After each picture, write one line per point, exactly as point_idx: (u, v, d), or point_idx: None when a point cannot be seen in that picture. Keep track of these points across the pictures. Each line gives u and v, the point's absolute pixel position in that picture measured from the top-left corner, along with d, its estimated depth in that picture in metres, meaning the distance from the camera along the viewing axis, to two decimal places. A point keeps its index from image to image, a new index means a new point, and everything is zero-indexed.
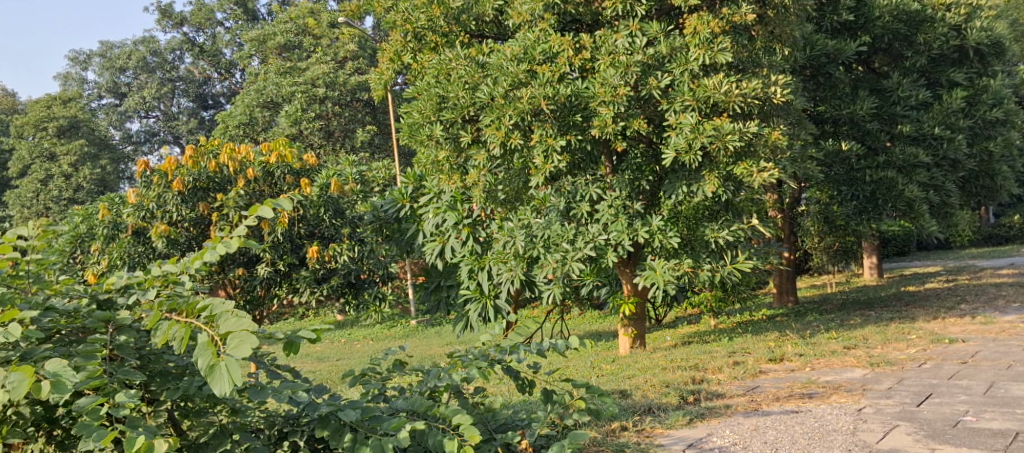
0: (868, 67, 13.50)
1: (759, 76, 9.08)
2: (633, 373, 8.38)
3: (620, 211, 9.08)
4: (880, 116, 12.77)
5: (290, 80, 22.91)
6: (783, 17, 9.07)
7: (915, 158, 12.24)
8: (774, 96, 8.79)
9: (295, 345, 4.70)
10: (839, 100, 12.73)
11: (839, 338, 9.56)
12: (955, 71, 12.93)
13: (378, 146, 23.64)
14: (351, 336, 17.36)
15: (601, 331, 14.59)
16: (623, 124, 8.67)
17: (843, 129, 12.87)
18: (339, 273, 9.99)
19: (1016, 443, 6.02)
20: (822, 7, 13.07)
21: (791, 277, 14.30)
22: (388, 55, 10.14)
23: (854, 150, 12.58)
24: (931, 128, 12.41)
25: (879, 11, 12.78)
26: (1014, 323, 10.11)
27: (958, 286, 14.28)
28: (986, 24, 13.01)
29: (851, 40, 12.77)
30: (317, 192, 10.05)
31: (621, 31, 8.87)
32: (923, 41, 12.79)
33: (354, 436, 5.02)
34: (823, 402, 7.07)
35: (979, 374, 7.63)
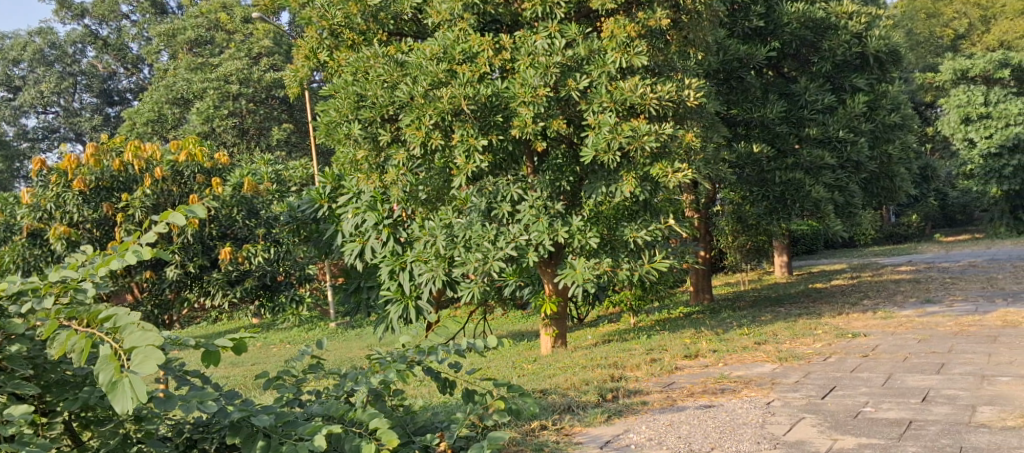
0: (778, 72, 13.97)
1: (675, 79, 9.31)
2: (554, 372, 8.46)
3: (541, 211, 9.17)
4: (788, 119, 13.13)
5: (201, 76, 22.19)
6: (697, 23, 9.28)
7: (821, 160, 12.70)
8: (688, 99, 9.01)
9: (213, 356, 4.88)
10: (749, 104, 13.18)
11: (750, 334, 9.89)
12: (856, 77, 13.27)
13: (295, 144, 23.15)
14: (268, 340, 16.91)
15: (523, 330, 14.68)
16: (543, 124, 8.76)
17: (755, 132, 13.33)
18: (253, 274, 9.25)
19: (909, 431, 6.34)
20: (736, 11, 13.45)
21: (707, 276, 14.63)
22: (304, 52, 10.00)
23: (765, 153, 12.90)
24: (835, 131, 12.88)
25: (788, 18, 13.24)
26: (909, 318, 10.63)
27: (860, 283, 14.90)
28: (884, 33, 13.62)
29: (761, 46, 13.21)
30: (229, 192, 9.50)
31: (540, 33, 8.96)
32: (828, 48, 13.23)
33: (267, 442, 5.01)
34: (734, 396, 7.29)
35: (878, 367, 8.00)
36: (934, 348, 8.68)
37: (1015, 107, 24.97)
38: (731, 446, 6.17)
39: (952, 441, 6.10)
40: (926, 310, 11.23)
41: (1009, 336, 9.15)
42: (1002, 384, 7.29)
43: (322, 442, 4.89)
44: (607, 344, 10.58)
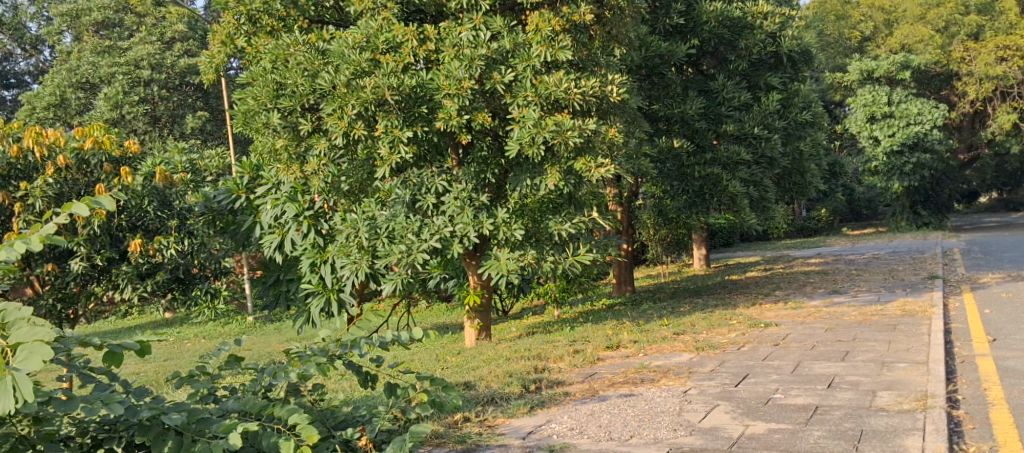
0: (697, 69, 14.13)
1: (598, 74, 9.73)
2: (477, 363, 8.51)
3: (466, 203, 9.38)
4: (707, 115, 13.41)
5: (108, 60, 21.42)
6: (619, 18, 9.83)
7: (737, 156, 12.97)
8: (611, 95, 9.41)
9: (116, 355, 4.66)
10: (671, 100, 13.35)
11: (669, 324, 10.35)
12: (771, 75, 13.66)
13: (211, 133, 22.30)
14: (182, 335, 16.43)
15: (448, 323, 14.77)
16: (468, 117, 9.10)
17: (675, 127, 13.44)
18: (165, 267, 9.27)
19: (815, 416, 6.60)
20: (656, 10, 13.61)
21: (629, 268, 14.93)
22: (220, 38, 10.00)
23: (684, 147, 13.19)
24: (751, 127, 13.17)
25: (707, 16, 13.43)
26: (817, 308, 11.25)
27: (772, 276, 15.63)
28: (796, 33, 13.89)
29: (682, 43, 13.48)
30: (139, 182, 9.33)
31: (465, 25, 9.25)
32: (744, 47, 13.57)
33: (178, 440, 4.81)
34: (653, 385, 7.47)
35: (788, 355, 8.39)
36: (840, 337, 9.20)
37: (916, 108, 26.84)
38: (650, 434, 6.30)
39: (853, 425, 6.37)
40: (833, 300, 11.92)
41: (907, 325, 9.71)
42: (900, 370, 7.69)
43: (236, 440, 4.70)
44: (529, 336, 10.61)
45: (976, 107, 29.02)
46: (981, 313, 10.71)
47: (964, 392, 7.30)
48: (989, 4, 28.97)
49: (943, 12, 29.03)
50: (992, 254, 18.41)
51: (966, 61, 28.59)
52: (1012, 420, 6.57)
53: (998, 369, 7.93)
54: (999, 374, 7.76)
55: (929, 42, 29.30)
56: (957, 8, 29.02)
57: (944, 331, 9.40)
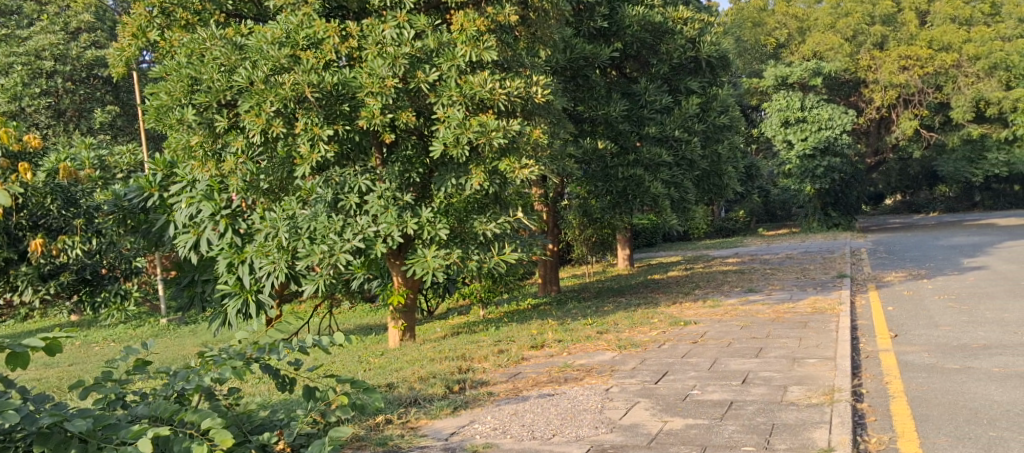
0: (620, 73, 14.20)
1: (523, 75, 9.71)
2: (400, 365, 8.40)
3: (390, 203, 9.29)
4: (630, 117, 13.48)
5: (6, 49, 20.50)
6: (544, 20, 9.96)
7: (659, 158, 13.11)
8: (536, 96, 9.43)
9: (18, 356, 4.49)
10: (595, 102, 13.42)
11: (593, 323, 10.42)
12: (691, 80, 13.85)
13: (121, 128, 21.66)
14: (91, 338, 15.91)
15: (371, 325, 14.66)
16: (391, 115, 9.01)
17: (599, 128, 13.53)
18: (72, 268, 7.15)
19: (731, 411, 6.68)
20: (580, 11, 13.52)
21: (555, 267, 14.95)
22: (130, 30, 9.65)
23: (608, 149, 13.27)
24: (672, 130, 13.33)
25: (629, 20, 13.48)
26: (735, 306, 11.46)
27: (693, 275, 15.90)
28: (715, 39, 14.05)
29: (605, 46, 13.44)
30: (40, 177, 7.33)
31: (389, 22, 9.17)
32: (665, 51, 13.67)
33: (83, 447, 4.65)
34: (576, 384, 7.48)
35: (706, 352, 8.51)
36: (754, 334, 9.39)
37: (826, 114, 27.44)
38: (572, 432, 6.30)
39: (766, 419, 6.48)
40: (750, 299, 12.14)
41: (817, 322, 9.98)
42: (810, 365, 7.86)
43: (145, 446, 4.56)
44: (455, 337, 10.55)
45: (882, 113, 30.76)
46: (886, 310, 11.08)
47: (869, 385, 7.50)
48: (891, 15, 30.03)
49: (850, 22, 29.66)
50: (897, 253, 19.17)
51: (872, 69, 29.83)
52: (910, 411, 6.79)
53: (900, 363, 8.18)
54: (900, 367, 8.01)
55: (839, 50, 29.85)
56: (863, 18, 29.73)
57: (851, 327, 9.66)
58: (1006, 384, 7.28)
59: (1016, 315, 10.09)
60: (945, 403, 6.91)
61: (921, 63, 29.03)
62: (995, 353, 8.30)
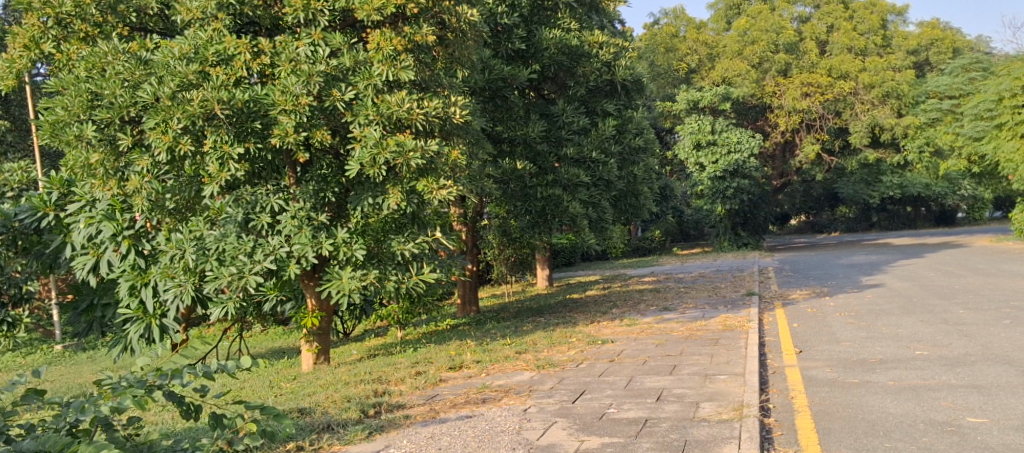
0: (539, 94, 14.27)
1: (440, 96, 9.69)
2: (314, 390, 8.21)
3: (304, 223, 9.16)
4: (548, 138, 13.55)
5: None
6: (461, 41, 9.95)
7: (577, 178, 13.18)
8: (454, 116, 9.44)
9: None
10: (514, 122, 13.46)
11: (512, 343, 10.36)
12: (608, 102, 13.97)
13: (13, 144, 20.86)
14: None
15: (283, 348, 14.33)
16: (305, 134, 8.92)
17: (518, 149, 13.53)
18: None
19: (645, 429, 6.71)
20: (498, 33, 13.66)
21: (474, 288, 14.90)
22: (22, 42, 9.35)
23: (528, 170, 13.30)
24: (590, 151, 13.41)
25: (546, 42, 13.56)
26: (650, 324, 11.57)
27: (611, 294, 16.02)
28: (629, 63, 14.18)
29: (523, 68, 13.52)
30: None
31: (303, 39, 9.10)
32: (582, 74, 13.78)
33: None
34: (494, 405, 7.42)
35: (622, 371, 8.56)
36: (668, 351, 9.50)
37: (735, 137, 28.04)
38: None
39: (678, 435, 6.53)
40: (665, 317, 12.27)
41: (727, 339, 10.13)
42: (721, 382, 7.95)
43: None
44: (371, 359, 10.39)
45: (786, 137, 31.87)
46: (792, 326, 11.32)
47: (775, 401, 7.62)
48: (795, 43, 31.01)
49: (757, 50, 30.45)
50: (802, 271, 19.76)
51: (776, 95, 30.85)
52: (814, 425, 6.92)
53: (804, 378, 8.35)
54: (804, 382, 8.17)
55: (746, 76, 30.37)
56: (768, 46, 30.59)
57: (759, 344, 9.85)
58: (901, 396, 7.49)
59: (910, 330, 10.43)
60: (844, 416, 7.07)
61: (822, 90, 30.00)
62: (890, 367, 8.55)
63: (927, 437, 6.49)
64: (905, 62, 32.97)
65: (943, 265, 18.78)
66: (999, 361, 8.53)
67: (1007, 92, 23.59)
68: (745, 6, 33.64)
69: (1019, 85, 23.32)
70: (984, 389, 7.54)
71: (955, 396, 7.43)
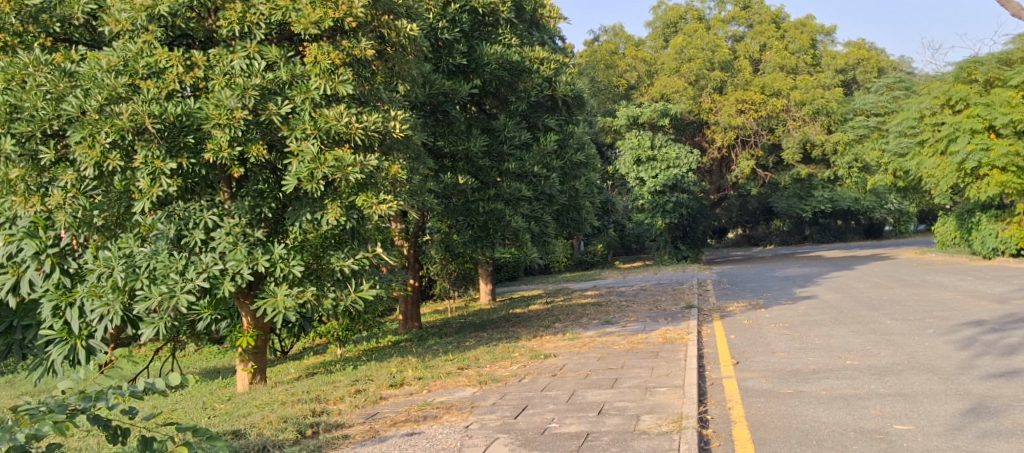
0: (480, 109, 14.29)
1: (380, 110, 9.64)
2: (249, 411, 8.03)
3: (239, 239, 9.01)
4: (490, 153, 13.55)
5: None
6: (401, 55, 9.96)
7: (519, 193, 13.20)
8: (394, 131, 9.42)
9: None
10: (455, 136, 13.43)
11: (454, 359, 10.30)
12: (549, 117, 14.02)
13: None
14: None
15: (218, 368, 14.03)
16: (240, 149, 8.75)
17: (460, 164, 13.53)
18: None
19: (586, 443, 6.70)
20: (439, 48, 13.62)
21: (415, 304, 14.81)
22: None
23: (469, 184, 13.27)
24: (532, 166, 13.43)
25: (488, 58, 13.52)
26: (593, 338, 11.60)
27: (554, 308, 16.05)
28: (569, 79, 14.26)
29: (465, 82, 13.50)
30: None
31: (238, 52, 9.02)
32: (523, 89, 13.79)
33: None
34: (435, 423, 7.36)
35: (564, 385, 8.56)
36: (610, 364, 9.53)
37: (674, 152, 28.44)
38: None
39: (620, 449, 6.54)
40: (607, 330, 12.33)
41: (669, 351, 10.22)
42: (661, 394, 8.00)
43: None
44: (309, 378, 10.23)
45: (722, 153, 32.29)
46: (730, 338, 11.46)
47: (713, 412, 7.69)
48: (729, 61, 31.70)
49: (693, 68, 30.96)
50: (739, 283, 20.08)
51: (712, 111, 31.21)
52: (750, 435, 6.99)
53: (740, 389, 8.44)
54: (740, 393, 8.26)
55: (684, 93, 30.79)
56: (703, 64, 31.11)
57: (698, 355, 9.95)
58: (832, 405, 7.62)
59: (841, 340, 10.63)
60: (779, 425, 7.15)
61: (756, 107, 30.62)
62: (823, 376, 8.69)
63: (858, 444, 6.61)
64: (834, 80, 33.77)
65: (871, 277, 19.21)
66: (923, 369, 8.73)
67: (928, 111, 24.45)
68: (682, 24, 34.14)
69: (939, 104, 24.13)
70: (910, 397, 7.71)
71: (883, 404, 7.58)
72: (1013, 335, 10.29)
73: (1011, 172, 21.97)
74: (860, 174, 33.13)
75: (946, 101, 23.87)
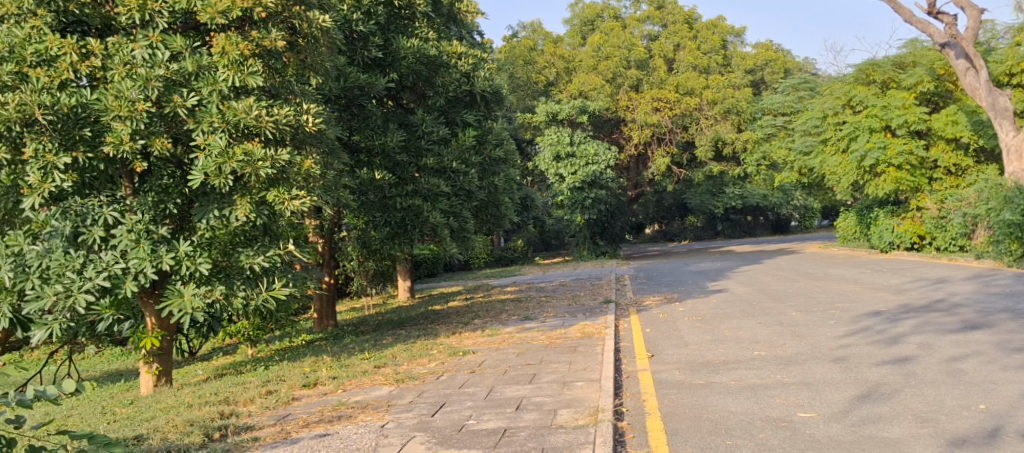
0: (397, 103, 14.08)
1: (291, 103, 9.48)
2: (152, 414, 7.79)
3: (142, 237, 8.73)
4: (407, 148, 13.33)
5: None
6: (314, 47, 9.77)
7: (438, 188, 13.11)
8: (306, 124, 9.28)
9: None
10: (371, 131, 13.20)
11: (371, 358, 10.17)
12: (467, 112, 13.92)
13: None
14: None
15: (124, 370, 13.57)
16: (143, 142, 8.54)
17: (377, 160, 13.32)
18: None
19: (503, 439, 6.68)
20: (353, 40, 13.42)
21: (331, 302, 14.60)
22: None
23: (386, 180, 13.16)
24: (450, 162, 13.32)
25: (404, 52, 13.43)
26: (512, 334, 11.59)
27: (472, 304, 16.02)
28: (488, 75, 14.20)
29: (380, 76, 13.37)
30: None
31: (139, 41, 8.73)
32: (441, 84, 13.70)
33: None
34: (349, 423, 7.24)
35: (482, 381, 8.53)
36: (528, 360, 9.53)
37: (593, 149, 28.67)
38: None
39: (536, 444, 6.54)
40: (526, 326, 12.34)
41: (585, 345, 10.28)
42: (578, 388, 8.03)
43: None
44: (218, 379, 9.99)
45: (639, 150, 32.67)
46: (646, 331, 11.60)
47: (628, 404, 7.75)
48: (645, 60, 32.04)
49: (610, 66, 31.25)
50: (655, 278, 20.36)
51: (629, 109, 31.57)
52: (663, 427, 7.06)
53: (654, 381, 8.53)
54: (654, 385, 8.35)
55: (601, 91, 31.08)
56: (620, 62, 31.44)
57: (615, 349, 10.03)
58: (741, 395, 7.76)
59: (749, 332, 10.85)
60: (690, 416, 7.25)
61: (670, 106, 31.10)
62: (732, 367, 8.85)
63: (764, 432, 6.74)
64: (744, 80, 34.49)
65: (778, 271, 19.68)
66: (826, 359, 8.97)
67: (830, 111, 25.17)
68: (599, 22, 34.42)
69: (840, 104, 24.89)
70: (813, 386, 7.90)
71: (788, 393, 7.75)
72: (906, 324, 10.66)
73: (906, 169, 22.69)
74: (769, 172, 33.94)
75: (846, 102, 24.68)
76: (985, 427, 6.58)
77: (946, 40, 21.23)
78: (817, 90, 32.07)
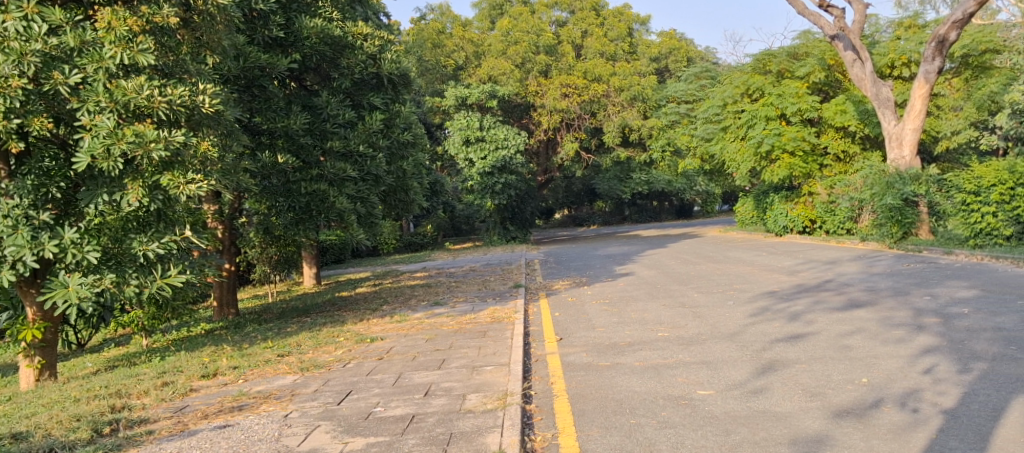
0: (300, 84, 13.74)
1: (186, 83, 9.13)
2: (33, 411, 7.42)
3: (21, 223, 8.33)
4: (312, 131, 13.09)
5: None
6: (210, 25, 9.53)
7: (343, 173, 12.92)
8: (203, 105, 8.97)
9: None
10: (274, 114, 12.86)
11: (274, 346, 9.92)
12: (373, 95, 13.72)
13: None
14: None
15: (10, 364, 12.92)
16: (19, 121, 8.19)
17: (279, 142, 12.97)
18: None
19: (411, 426, 6.58)
20: (253, 19, 12.92)
21: (231, 289, 14.20)
22: None
23: (290, 163, 12.80)
24: (356, 145, 13.12)
25: (308, 32, 13.08)
26: (421, 320, 11.47)
27: (380, 291, 15.82)
28: (395, 57, 14.10)
29: (282, 56, 12.92)
30: None
31: (13, 13, 8.24)
32: (346, 65, 13.51)
33: None
34: (251, 413, 7.04)
35: (390, 368, 8.40)
36: (436, 346, 9.45)
37: (502, 134, 28.67)
38: None
39: (444, 429, 6.46)
40: (436, 311, 12.23)
41: (495, 330, 10.23)
42: (487, 373, 7.99)
43: None
44: (109, 371, 9.59)
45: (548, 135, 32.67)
46: (554, 315, 11.64)
47: (537, 387, 7.74)
48: (553, 46, 32.14)
49: (519, 50, 31.23)
50: (563, 263, 20.48)
51: (539, 94, 31.67)
52: (570, 408, 7.07)
53: (563, 364, 8.55)
54: (563, 368, 8.36)
55: (510, 75, 31.07)
56: (529, 47, 31.46)
57: (524, 333, 10.01)
58: (645, 376, 7.83)
59: (653, 314, 10.98)
60: (596, 397, 7.28)
61: (579, 91, 31.31)
62: (637, 349, 8.93)
63: (665, 411, 6.81)
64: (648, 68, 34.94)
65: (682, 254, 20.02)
66: (724, 338, 9.13)
67: (730, 99, 25.66)
68: (508, 7, 34.36)
69: (739, 93, 25.44)
70: (712, 364, 8.03)
71: (689, 372, 7.86)
72: (799, 303, 10.95)
73: (799, 156, 23.37)
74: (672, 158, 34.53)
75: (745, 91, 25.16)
76: (867, 399, 6.78)
77: (835, 32, 21.81)
78: (718, 79, 32.71)
